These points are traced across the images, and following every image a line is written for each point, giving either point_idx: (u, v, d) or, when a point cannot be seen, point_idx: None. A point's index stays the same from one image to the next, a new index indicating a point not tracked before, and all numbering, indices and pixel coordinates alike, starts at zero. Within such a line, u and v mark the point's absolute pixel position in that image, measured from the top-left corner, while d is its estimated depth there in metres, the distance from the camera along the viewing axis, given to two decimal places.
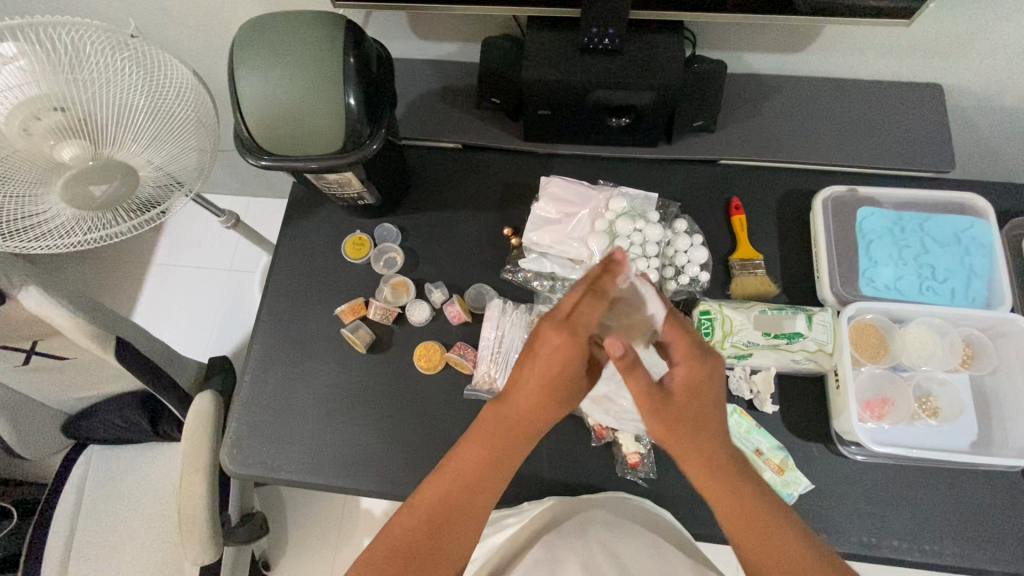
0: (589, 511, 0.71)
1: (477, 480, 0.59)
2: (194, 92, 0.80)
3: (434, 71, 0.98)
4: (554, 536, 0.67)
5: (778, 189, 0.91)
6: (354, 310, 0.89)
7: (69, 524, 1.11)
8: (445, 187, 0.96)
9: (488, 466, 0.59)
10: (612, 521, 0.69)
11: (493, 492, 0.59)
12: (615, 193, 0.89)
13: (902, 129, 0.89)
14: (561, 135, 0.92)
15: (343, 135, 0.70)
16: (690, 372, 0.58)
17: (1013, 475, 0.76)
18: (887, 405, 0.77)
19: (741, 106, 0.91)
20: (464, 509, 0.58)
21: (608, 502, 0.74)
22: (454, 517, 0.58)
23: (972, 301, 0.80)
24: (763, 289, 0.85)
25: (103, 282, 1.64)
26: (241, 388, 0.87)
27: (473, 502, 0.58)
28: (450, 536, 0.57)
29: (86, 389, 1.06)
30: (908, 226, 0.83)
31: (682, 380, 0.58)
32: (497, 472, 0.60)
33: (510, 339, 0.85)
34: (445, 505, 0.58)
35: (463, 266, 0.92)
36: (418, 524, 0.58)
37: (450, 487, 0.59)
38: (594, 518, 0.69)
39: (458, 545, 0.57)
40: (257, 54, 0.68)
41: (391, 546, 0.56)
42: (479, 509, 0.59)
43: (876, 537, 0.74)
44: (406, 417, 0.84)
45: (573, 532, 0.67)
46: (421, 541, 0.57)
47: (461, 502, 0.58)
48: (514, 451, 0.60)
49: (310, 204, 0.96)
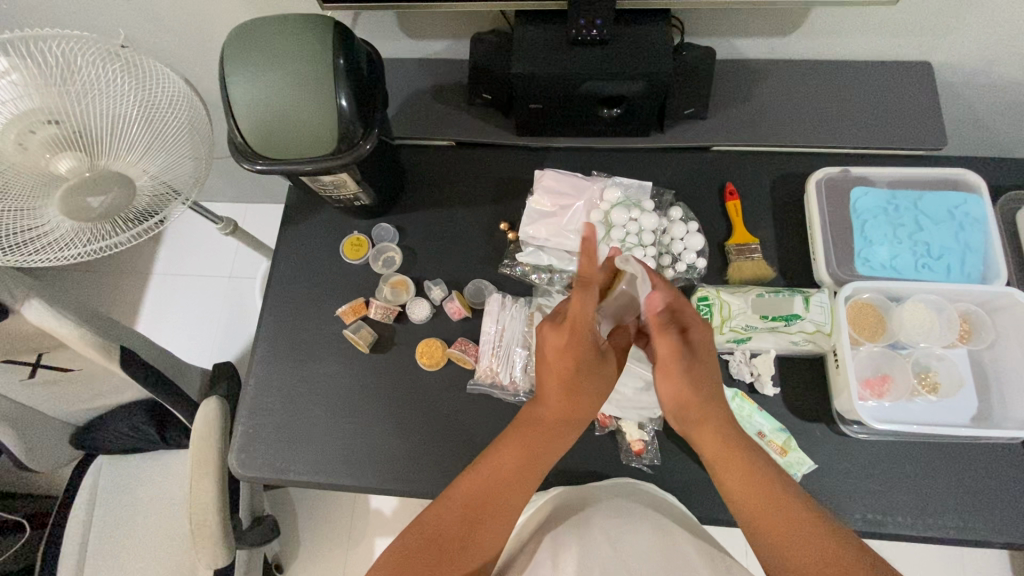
0: (594, 500, 0.72)
1: (515, 477, 0.62)
2: (187, 99, 0.81)
3: (424, 69, 0.98)
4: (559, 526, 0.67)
5: (771, 173, 0.92)
6: (355, 310, 0.89)
7: (82, 534, 1.13)
8: (440, 185, 0.97)
9: (523, 468, 0.63)
10: (616, 509, 0.69)
11: (526, 490, 0.63)
12: (609, 183, 0.89)
13: (894, 108, 0.89)
14: (554, 128, 0.93)
15: (337, 135, 0.70)
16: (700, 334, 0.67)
17: (1015, 447, 0.76)
18: (887, 382, 0.77)
19: (732, 92, 0.92)
20: (495, 512, 0.61)
21: (612, 490, 0.75)
22: (489, 508, 0.61)
23: (969, 276, 0.80)
24: (761, 273, 0.86)
25: (104, 293, 1.65)
26: (247, 393, 0.88)
27: (509, 497, 0.62)
28: (489, 524, 0.60)
29: (94, 400, 1.07)
30: (902, 205, 0.83)
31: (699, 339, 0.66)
32: (533, 470, 0.63)
33: (511, 332, 0.86)
34: (481, 501, 0.61)
35: (462, 262, 0.92)
36: (454, 518, 0.60)
37: (488, 481, 0.62)
38: (598, 508, 0.70)
39: (489, 539, 0.60)
40: (250, 60, 0.69)
41: (424, 538, 0.58)
42: (508, 507, 0.62)
43: (881, 514, 0.75)
44: (412, 413, 0.85)
45: (577, 521, 0.67)
46: (459, 533, 0.59)
47: (498, 494, 0.61)
48: (548, 451, 0.64)
49: (306, 207, 0.97)
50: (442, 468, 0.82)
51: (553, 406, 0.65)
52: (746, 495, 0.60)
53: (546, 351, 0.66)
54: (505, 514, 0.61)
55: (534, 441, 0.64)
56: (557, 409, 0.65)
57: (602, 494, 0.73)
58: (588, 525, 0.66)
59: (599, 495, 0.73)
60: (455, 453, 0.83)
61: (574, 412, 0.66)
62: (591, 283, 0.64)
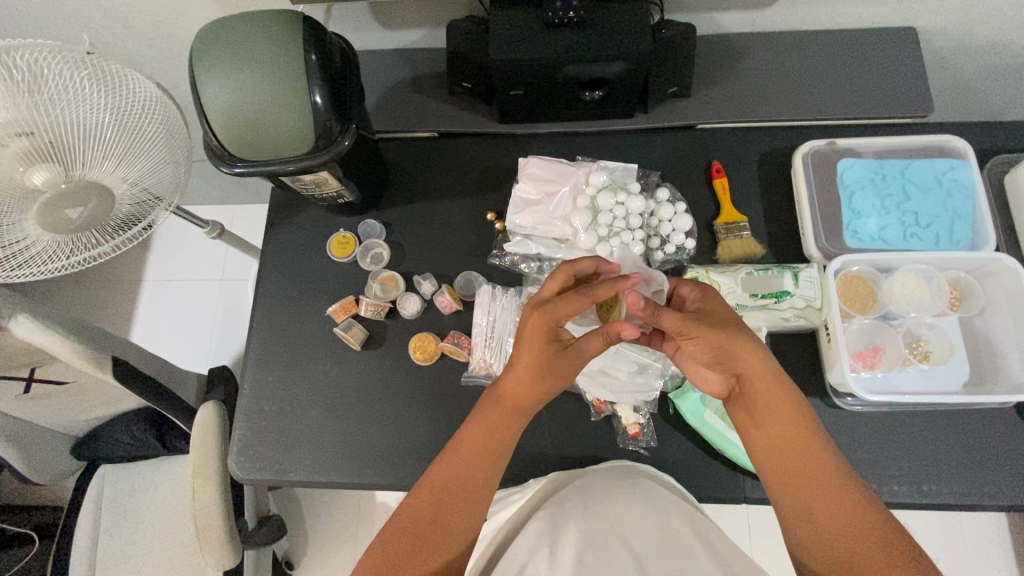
0: (589, 480, 0.71)
1: (471, 459, 0.63)
2: (161, 103, 0.79)
3: (402, 60, 0.96)
4: (554, 507, 0.67)
5: (758, 149, 0.91)
6: (345, 308, 0.89)
7: (90, 543, 1.14)
8: (424, 177, 0.96)
9: (485, 450, 0.63)
10: (611, 488, 0.69)
11: (491, 475, 0.63)
12: (594, 167, 0.88)
13: (879, 76, 0.88)
14: (536, 114, 0.92)
15: (314, 132, 0.69)
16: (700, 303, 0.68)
17: (1007, 411, 0.77)
18: (878, 353, 0.77)
19: (715, 68, 0.90)
20: (462, 497, 0.61)
21: (608, 470, 0.74)
22: (453, 494, 0.61)
23: (958, 243, 0.80)
24: (750, 251, 0.85)
25: (96, 303, 1.64)
26: (243, 396, 0.88)
27: (468, 482, 0.62)
28: (457, 506, 0.61)
29: (91, 411, 1.07)
30: (889, 174, 0.83)
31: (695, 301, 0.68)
32: (491, 453, 0.63)
33: (503, 323, 0.85)
34: (444, 487, 0.61)
35: (450, 255, 0.92)
36: (421, 508, 0.61)
37: (450, 467, 0.63)
38: (594, 487, 0.69)
39: (463, 521, 0.60)
40: (220, 59, 0.67)
41: (398, 531, 0.59)
42: (475, 489, 0.62)
43: (876, 483, 0.76)
44: (408, 408, 0.85)
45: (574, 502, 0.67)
46: (426, 522, 0.60)
47: (457, 481, 0.62)
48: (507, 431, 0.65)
49: (291, 206, 0.96)
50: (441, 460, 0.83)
51: (515, 387, 0.65)
52: (774, 454, 0.60)
53: (522, 331, 0.65)
54: (468, 499, 0.61)
55: (496, 420, 0.64)
56: (527, 389, 0.64)
57: (597, 475, 0.73)
58: (586, 508, 0.65)
59: (594, 476, 0.73)
60: None
61: (530, 395, 0.64)
62: (568, 273, 0.68)
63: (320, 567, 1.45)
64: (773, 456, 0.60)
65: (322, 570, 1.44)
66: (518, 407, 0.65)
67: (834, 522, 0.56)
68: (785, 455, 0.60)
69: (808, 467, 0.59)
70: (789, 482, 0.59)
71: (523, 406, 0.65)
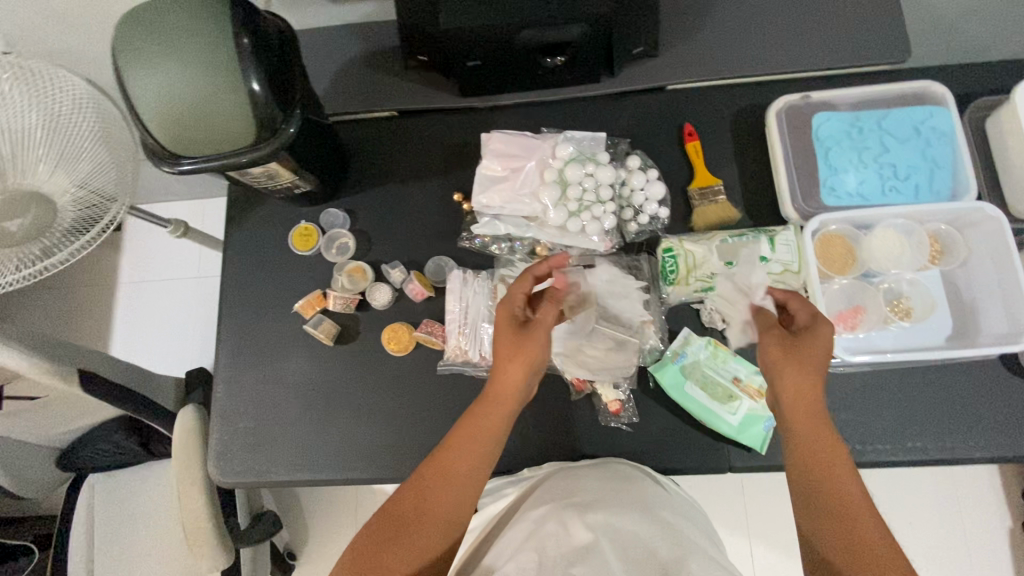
0: (585, 481, 0.70)
1: (460, 448, 0.62)
2: (93, 101, 0.75)
3: (354, 35, 0.90)
4: (542, 508, 0.65)
5: (731, 107, 0.87)
6: (312, 304, 0.86)
7: (86, 551, 1.13)
8: (386, 160, 0.91)
9: (473, 439, 0.62)
10: (608, 491, 0.67)
11: (479, 463, 0.62)
12: (560, 139, 0.84)
13: (854, 21, 0.84)
14: (498, 86, 0.87)
15: (254, 122, 0.64)
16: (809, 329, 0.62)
17: (990, 364, 0.76)
18: (859, 314, 0.75)
19: (683, 24, 0.86)
20: (448, 486, 0.60)
21: (605, 470, 0.73)
22: (440, 482, 0.60)
23: (938, 194, 0.77)
24: (726, 215, 0.83)
25: (72, 309, 1.61)
26: (217, 399, 0.86)
27: (457, 471, 0.61)
28: (442, 495, 0.60)
29: (69, 422, 1.05)
30: (866, 126, 0.79)
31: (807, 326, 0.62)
32: (481, 443, 0.62)
33: (476, 308, 0.83)
34: (433, 474, 0.61)
35: (418, 240, 0.88)
36: (410, 495, 0.60)
37: (440, 456, 0.62)
38: (590, 489, 0.68)
39: (445, 508, 0.60)
40: (147, 49, 0.63)
41: (385, 518, 0.60)
42: (460, 477, 0.61)
43: (860, 444, 0.75)
44: (387, 401, 0.83)
45: (571, 503, 0.65)
46: (413, 510, 0.59)
47: (446, 469, 0.61)
48: (494, 417, 0.63)
49: (250, 199, 0.91)
50: (423, 451, 0.82)
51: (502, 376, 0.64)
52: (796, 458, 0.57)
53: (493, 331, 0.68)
54: (455, 487, 0.60)
55: (485, 410, 0.64)
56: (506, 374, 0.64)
57: (593, 475, 0.72)
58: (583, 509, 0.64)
59: (589, 475, 0.72)
60: (435, 434, 0.82)
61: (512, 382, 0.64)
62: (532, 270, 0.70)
63: (322, 556, 1.46)
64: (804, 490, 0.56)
65: (324, 559, 1.46)
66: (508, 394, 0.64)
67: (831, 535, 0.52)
68: (817, 465, 0.56)
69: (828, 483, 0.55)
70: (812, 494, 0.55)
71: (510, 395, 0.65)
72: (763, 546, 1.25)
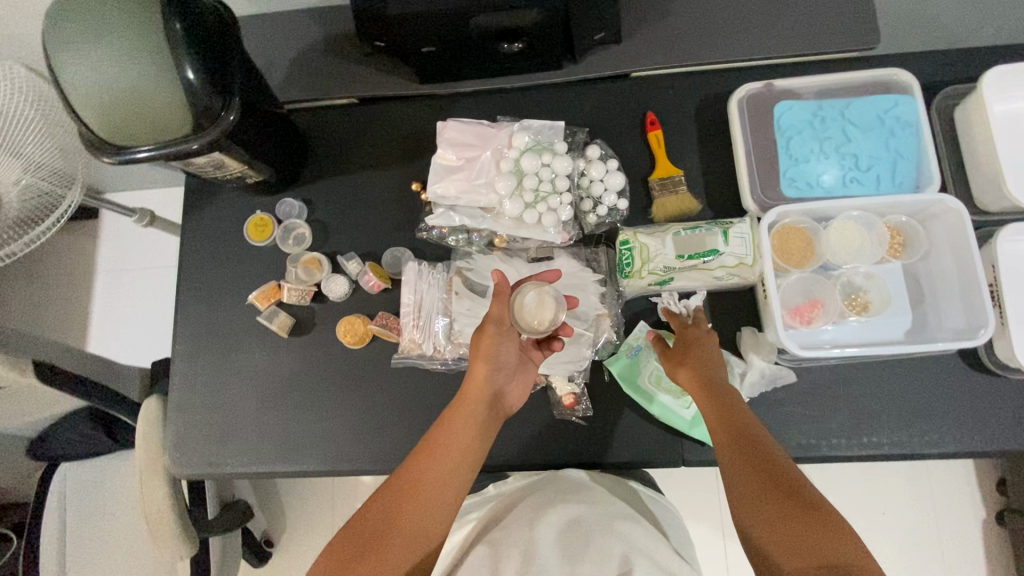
0: (545, 495, 0.71)
1: (436, 458, 0.62)
2: (34, 88, 0.75)
3: (309, 20, 0.88)
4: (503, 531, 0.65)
5: (694, 96, 0.85)
6: (267, 295, 0.85)
7: (57, 540, 1.14)
8: (344, 149, 0.90)
9: (448, 449, 0.62)
10: (566, 500, 0.68)
11: (456, 472, 0.62)
12: (516, 128, 0.82)
13: (819, 7, 0.81)
14: (456, 72, 0.85)
15: (190, 111, 0.63)
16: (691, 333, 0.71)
17: (949, 358, 0.75)
18: (816, 308, 0.74)
19: (644, 9, 0.83)
20: (426, 493, 0.60)
21: (566, 483, 0.74)
22: (414, 493, 0.60)
23: (900, 185, 0.76)
24: (685, 207, 0.81)
25: (47, 298, 1.60)
26: (172, 392, 0.86)
27: (432, 481, 0.60)
28: (417, 503, 0.59)
29: (34, 413, 1.05)
30: (829, 115, 0.77)
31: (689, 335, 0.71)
32: (456, 456, 0.62)
33: (430, 301, 0.81)
34: (407, 485, 0.60)
35: (376, 231, 0.87)
36: (382, 507, 0.59)
37: (414, 467, 0.61)
38: (547, 500, 0.69)
39: (420, 518, 0.58)
40: (75, 36, 0.61)
41: (351, 532, 0.57)
42: (436, 487, 0.60)
43: (815, 439, 0.75)
44: (343, 393, 0.83)
45: (527, 517, 0.66)
46: (384, 524, 0.57)
47: (421, 479, 0.60)
48: (468, 428, 0.64)
49: (205, 189, 0.90)
50: (377, 445, 0.81)
51: (475, 385, 0.66)
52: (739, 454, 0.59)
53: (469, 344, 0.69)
54: (432, 494, 0.60)
55: (459, 419, 0.64)
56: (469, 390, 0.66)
57: (553, 488, 0.72)
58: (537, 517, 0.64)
59: (550, 490, 0.73)
60: (390, 427, 0.81)
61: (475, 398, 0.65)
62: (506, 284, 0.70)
63: (299, 544, 1.47)
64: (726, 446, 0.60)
65: (301, 547, 1.47)
66: (472, 409, 0.65)
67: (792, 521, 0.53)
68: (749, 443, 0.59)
69: (776, 467, 0.57)
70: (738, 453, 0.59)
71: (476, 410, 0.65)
72: (733, 536, 1.25)
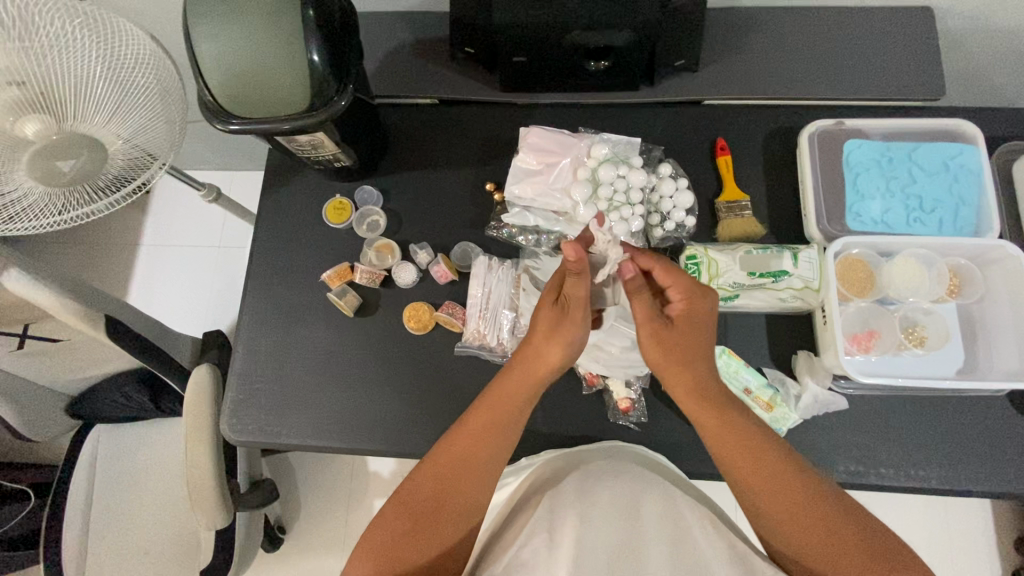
0: (591, 467, 0.69)
1: (477, 441, 0.63)
2: (155, 59, 0.76)
3: (402, 22, 0.93)
4: (554, 492, 0.65)
5: (763, 127, 0.89)
6: (340, 274, 0.88)
7: (85, 501, 1.15)
8: (422, 145, 0.94)
9: (490, 431, 0.64)
10: (621, 468, 0.69)
11: (496, 453, 0.64)
12: (596, 139, 0.87)
13: (891, 57, 0.86)
14: (538, 83, 0.89)
15: (310, 92, 0.66)
16: (687, 304, 0.66)
17: (999, 399, 0.77)
18: (874, 337, 0.77)
19: (723, 42, 0.87)
20: (468, 474, 0.62)
21: (611, 460, 0.72)
22: (456, 479, 0.62)
23: (960, 229, 0.79)
24: (751, 229, 0.84)
25: (92, 265, 1.63)
26: (235, 359, 0.88)
27: (473, 467, 0.63)
28: (459, 484, 0.62)
29: (86, 370, 1.07)
30: (896, 157, 0.82)
31: (680, 314, 0.66)
32: (492, 441, 0.64)
33: (498, 295, 0.85)
34: (447, 471, 0.62)
35: (447, 224, 0.91)
36: (426, 491, 0.62)
37: (452, 455, 0.63)
38: (595, 474, 0.67)
39: (464, 499, 0.62)
40: (216, 15, 0.66)
41: (402, 513, 0.61)
42: (478, 470, 0.63)
43: (863, 466, 0.76)
44: (401, 376, 0.85)
45: (576, 486, 0.65)
46: (431, 507, 0.61)
47: (462, 467, 0.62)
48: (512, 409, 0.65)
49: (287, 169, 0.94)
50: (430, 430, 0.83)
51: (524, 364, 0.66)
52: (742, 465, 0.60)
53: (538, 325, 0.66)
54: (476, 476, 0.63)
55: (504, 401, 0.65)
56: (529, 370, 0.65)
57: (599, 461, 0.72)
58: (588, 490, 0.63)
59: (595, 464, 0.71)
60: (444, 414, 0.83)
61: (529, 378, 0.65)
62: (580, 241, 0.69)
63: (312, 531, 1.47)
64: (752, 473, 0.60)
65: (314, 535, 1.47)
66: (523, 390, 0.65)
67: (807, 522, 0.57)
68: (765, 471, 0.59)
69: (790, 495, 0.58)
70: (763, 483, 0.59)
71: (524, 390, 0.65)
72: None
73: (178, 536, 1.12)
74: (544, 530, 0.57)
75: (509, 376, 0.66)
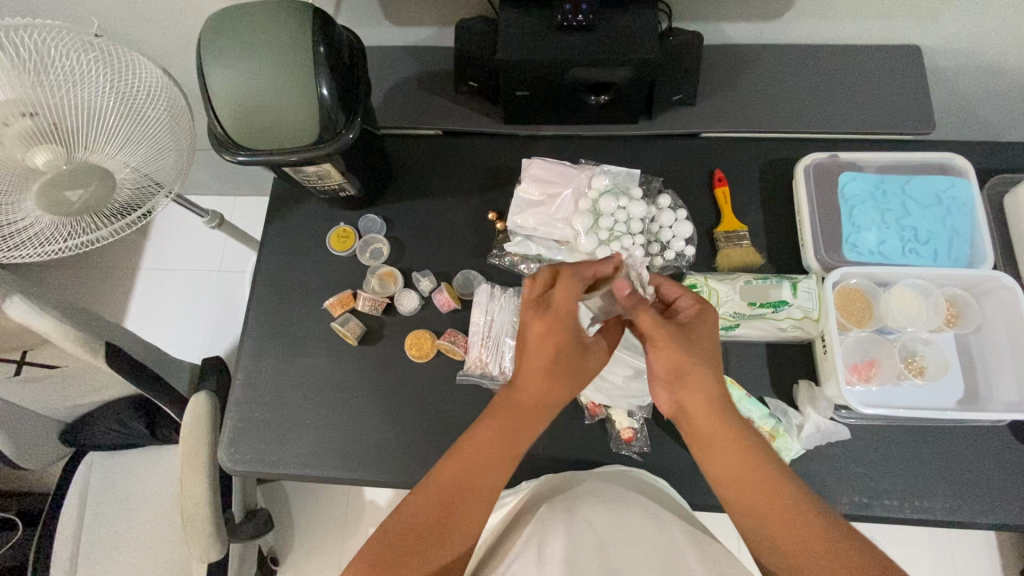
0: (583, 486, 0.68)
1: (488, 456, 0.60)
2: (166, 91, 0.77)
3: (409, 56, 0.95)
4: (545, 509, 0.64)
5: (760, 160, 0.91)
6: (342, 303, 0.89)
7: (74, 531, 1.12)
8: (425, 175, 0.95)
9: (500, 445, 0.60)
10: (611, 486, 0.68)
11: (504, 468, 0.60)
12: (597, 171, 0.90)
13: (883, 93, 0.88)
14: (540, 117, 0.91)
15: (318, 123, 0.68)
16: (694, 306, 0.65)
17: (1000, 430, 0.77)
18: (874, 367, 0.78)
19: (720, 77, 0.90)
20: (478, 487, 0.59)
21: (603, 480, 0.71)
22: (465, 493, 0.58)
23: (955, 260, 0.81)
24: (749, 259, 0.85)
25: (92, 289, 1.64)
26: (236, 386, 0.88)
27: (482, 483, 0.59)
28: (466, 498, 0.58)
29: (83, 396, 1.07)
30: (890, 189, 0.84)
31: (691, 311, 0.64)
32: (506, 457, 0.61)
33: (501, 323, 0.86)
34: (458, 482, 0.59)
35: (451, 252, 0.92)
36: (432, 501, 0.58)
37: (462, 466, 0.59)
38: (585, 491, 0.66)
39: (472, 516, 0.58)
40: (227, 47, 0.67)
41: (405, 525, 0.57)
42: (484, 487, 0.59)
43: (867, 497, 0.76)
44: (401, 403, 0.85)
45: (567, 504, 0.64)
46: (436, 520, 0.57)
47: (473, 482, 0.59)
48: (523, 429, 0.62)
49: (293, 197, 0.96)
50: (429, 458, 0.82)
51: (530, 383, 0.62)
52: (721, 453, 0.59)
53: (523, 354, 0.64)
54: (481, 494, 0.59)
55: (513, 422, 0.62)
56: (543, 386, 0.62)
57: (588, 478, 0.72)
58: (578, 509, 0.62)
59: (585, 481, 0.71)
60: (443, 441, 0.83)
61: (550, 395, 0.62)
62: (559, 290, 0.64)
63: (305, 562, 1.44)
64: (724, 456, 0.59)
65: (307, 566, 1.43)
66: (535, 405, 0.62)
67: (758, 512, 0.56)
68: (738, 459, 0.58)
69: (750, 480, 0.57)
70: (730, 465, 0.58)
71: (539, 407, 0.62)
72: None
73: (169, 567, 1.09)
74: (535, 548, 0.57)
75: (515, 400, 0.62)
